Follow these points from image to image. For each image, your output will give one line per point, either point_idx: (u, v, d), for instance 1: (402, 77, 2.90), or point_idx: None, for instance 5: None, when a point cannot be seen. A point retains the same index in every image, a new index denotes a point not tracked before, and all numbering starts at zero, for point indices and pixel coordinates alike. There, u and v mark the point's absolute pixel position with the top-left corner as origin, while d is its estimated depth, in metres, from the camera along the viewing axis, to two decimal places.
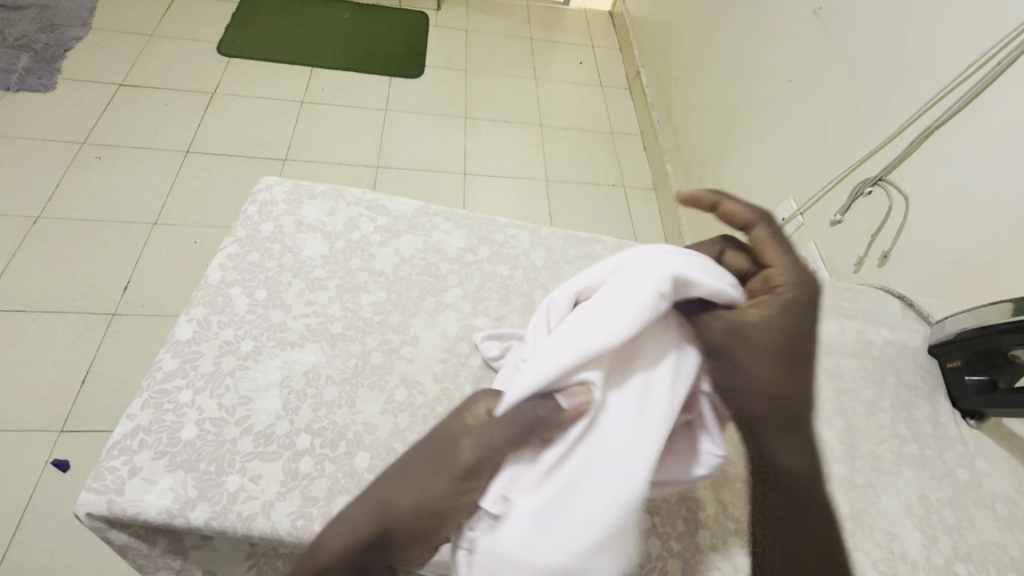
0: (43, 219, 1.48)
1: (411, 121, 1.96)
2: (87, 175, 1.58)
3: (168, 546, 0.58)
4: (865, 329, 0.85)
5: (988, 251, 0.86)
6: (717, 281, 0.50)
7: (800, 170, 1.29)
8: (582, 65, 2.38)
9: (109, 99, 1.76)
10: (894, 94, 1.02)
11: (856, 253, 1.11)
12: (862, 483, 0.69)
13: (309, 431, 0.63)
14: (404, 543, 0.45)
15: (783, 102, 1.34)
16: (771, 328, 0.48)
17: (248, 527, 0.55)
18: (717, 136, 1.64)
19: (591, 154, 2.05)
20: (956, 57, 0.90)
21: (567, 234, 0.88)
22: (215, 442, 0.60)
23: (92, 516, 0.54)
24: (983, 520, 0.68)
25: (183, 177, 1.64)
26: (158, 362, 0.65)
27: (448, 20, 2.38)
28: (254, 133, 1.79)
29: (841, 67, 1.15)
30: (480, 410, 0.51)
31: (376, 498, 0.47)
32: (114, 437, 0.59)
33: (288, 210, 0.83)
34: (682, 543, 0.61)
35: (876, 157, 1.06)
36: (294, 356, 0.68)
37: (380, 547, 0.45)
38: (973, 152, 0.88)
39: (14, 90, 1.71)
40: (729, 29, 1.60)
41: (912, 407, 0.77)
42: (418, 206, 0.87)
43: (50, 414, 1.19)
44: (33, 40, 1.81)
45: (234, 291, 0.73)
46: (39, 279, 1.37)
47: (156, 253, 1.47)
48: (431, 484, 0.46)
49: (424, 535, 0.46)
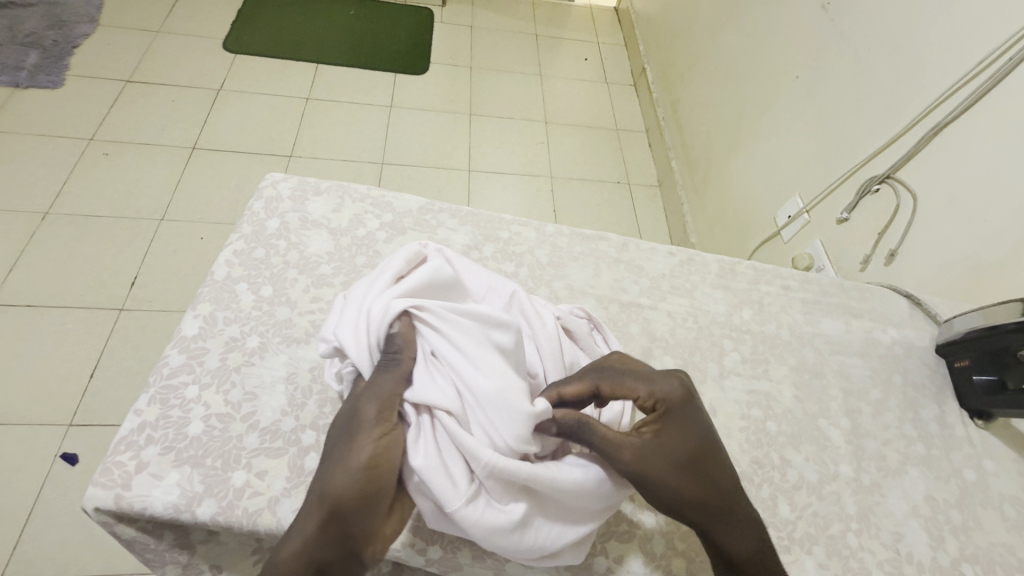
0: (51, 215, 1.48)
1: (415, 117, 1.95)
2: (95, 171, 1.59)
3: (175, 540, 0.58)
4: (872, 328, 0.85)
5: (997, 249, 0.85)
6: (406, 255, 0.67)
7: (808, 167, 1.27)
8: (587, 61, 2.37)
9: (117, 95, 1.77)
10: (904, 89, 1.01)
11: (863, 251, 1.10)
12: (868, 482, 0.69)
13: (315, 428, 0.63)
14: (359, 515, 0.49)
15: (790, 97, 1.33)
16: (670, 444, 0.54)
17: (254, 523, 0.56)
18: (724, 132, 1.63)
19: (596, 150, 2.04)
20: (967, 53, 0.89)
21: (572, 232, 0.88)
22: (221, 437, 0.60)
23: (100, 510, 0.55)
24: (990, 521, 0.67)
25: (190, 173, 1.64)
26: (165, 357, 0.65)
27: (453, 16, 2.38)
28: (260, 129, 1.80)
29: (850, 62, 1.14)
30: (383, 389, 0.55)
31: (311, 494, 0.50)
32: (121, 432, 0.59)
33: (293, 207, 0.83)
34: (686, 541, 0.62)
35: (885, 154, 1.05)
36: (300, 352, 0.69)
37: (338, 535, 0.48)
38: (981, 150, 0.87)
39: (23, 86, 1.72)
40: (738, 22, 1.58)
41: (920, 407, 0.77)
42: (423, 202, 0.87)
43: (60, 408, 1.20)
44: (42, 37, 1.82)
45: (240, 286, 0.73)
46: (49, 274, 1.38)
47: (164, 249, 1.48)
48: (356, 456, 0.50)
49: (372, 502, 0.50)
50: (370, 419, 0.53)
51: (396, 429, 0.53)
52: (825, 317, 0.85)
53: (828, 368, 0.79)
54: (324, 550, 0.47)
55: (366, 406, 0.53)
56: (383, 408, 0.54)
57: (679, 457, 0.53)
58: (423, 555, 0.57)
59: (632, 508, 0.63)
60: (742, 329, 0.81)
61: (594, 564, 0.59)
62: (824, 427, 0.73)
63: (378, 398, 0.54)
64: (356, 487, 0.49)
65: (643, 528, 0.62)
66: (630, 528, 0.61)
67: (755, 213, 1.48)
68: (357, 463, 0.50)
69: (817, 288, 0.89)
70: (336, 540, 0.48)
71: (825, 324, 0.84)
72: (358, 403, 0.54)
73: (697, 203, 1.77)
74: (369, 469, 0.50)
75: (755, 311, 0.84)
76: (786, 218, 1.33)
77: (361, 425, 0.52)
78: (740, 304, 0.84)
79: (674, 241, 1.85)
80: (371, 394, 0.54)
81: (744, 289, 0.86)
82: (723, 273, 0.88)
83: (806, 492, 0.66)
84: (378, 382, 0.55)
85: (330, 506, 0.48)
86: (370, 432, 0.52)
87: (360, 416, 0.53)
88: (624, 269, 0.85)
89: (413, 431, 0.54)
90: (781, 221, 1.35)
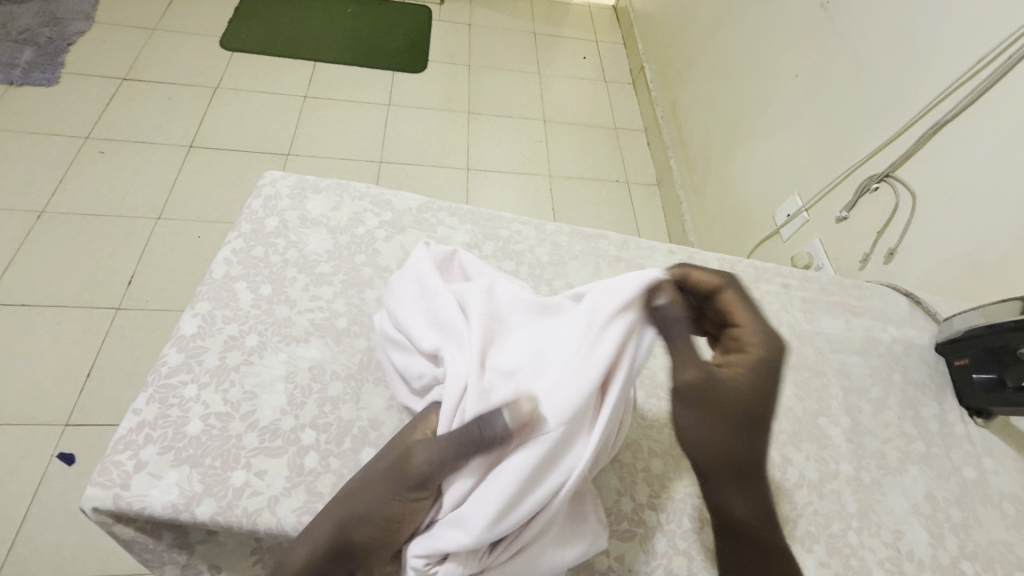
0: (47, 213, 1.48)
1: (412, 116, 1.95)
2: (91, 170, 1.58)
3: (173, 541, 0.58)
4: (872, 326, 0.85)
5: (996, 248, 0.85)
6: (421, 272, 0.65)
7: (807, 166, 1.27)
8: (586, 59, 2.37)
9: (112, 93, 1.76)
10: (903, 88, 1.01)
11: (862, 250, 1.10)
12: (868, 481, 0.69)
13: (314, 427, 0.63)
14: (368, 549, 0.48)
15: (790, 96, 1.33)
16: (743, 391, 0.50)
17: (253, 522, 0.55)
18: (723, 131, 1.63)
19: (595, 149, 2.04)
20: (967, 51, 0.89)
21: (572, 230, 0.88)
22: (220, 437, 0.60)
23: (98, 510, 0.54)
24: (989, 519, 0.67)
25: (187, 172, 1.63)
26: (164, 356, 0.65)
27: (451, 14, 2.37)
28: (257, 127, 1.79)
29: (850, 60, 1.14)
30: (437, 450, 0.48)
31: (339, 513, 0.49)
32: (119, 432, 0.59)
33: (292, 205, 0.82)
34: (687, 541, 0.61)
35: (883, 153, 1.05)
36: (299, 351, 0.68)
37: (345, 558, 0.48)
38: (980, 148, 0.87)
39: (18, 84, 1.70)
40: (737, 21, 1.57)
41: (919, 405, 0.77)
42: (423, 201, 0.87)
43: (56, 408, 1.19)
44: (36, 35, 1.81)
45: (239, 285, 0.73)
46: (45, 273, 1.37)
47: (161, 248, 1.47)
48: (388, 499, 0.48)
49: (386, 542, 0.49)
50: (416, 473, 0.48)
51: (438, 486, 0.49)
52: (825, 316, 0.85)
53: (828, 367, 0.79)
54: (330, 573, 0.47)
55: (419, 456, 0.48)
56: (436, 470, 0.48)
57: (747, 409, 0.49)
58: None
59: (633, 508, 0.63)
60: None
61: (595, 564, 0.59)
62: (824, 425, 0.73)
63: (432, 459, 0.48)
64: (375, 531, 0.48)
65: (645, 527, 0.62)
66: (631, 527, 0.61)
67: (754, 212, 1.48)
68: (389, 508, 0.48)
69: (817, 286, 0.89)
70: (342, 563, 0.48)
71: (825, 323, 0.84)
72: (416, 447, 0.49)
73: (696, 202, 1.77)
74: (389, 524, 0.48)
75: None
76: (785, 217, 1.33)
77: (405, 472, 0.49)
78: None
79: (673, 240, 1.85)
80: (428, 445, 0.49)
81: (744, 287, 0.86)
82: None
83: (807, 490, 0.66)
84: (435, 445, 0.48)
85: (347, 531, 0.48)
86: (410, 485, 0.48)
87: (410, 462, 0.49)
88: (624, 267, 0.85)
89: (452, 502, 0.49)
90: (780, 220, 1.35)
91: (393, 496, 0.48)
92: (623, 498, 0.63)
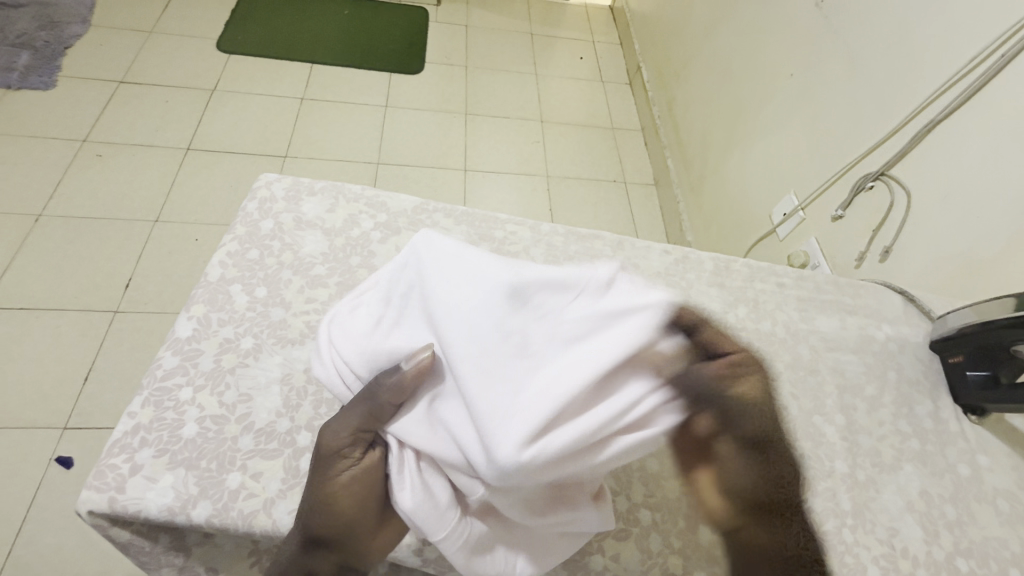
0: (44, 217, 1.48)
1: (410, 117, 1.95)
2: (88, 173, 1.58)
3: (170, 543, 0.58)
4: (867, 324, 0.85)
5: (990, 245, 0.85)
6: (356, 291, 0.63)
7: (802, 165, 1.28)
8: (583, 60, 2.37)
9: (109, 96, 1.76)
10: (897, 87, 1.01)
11: (858, 249, 1.10)
12: (863, 478, 0.69)
13: (310, 428, 0.63)
14: (336, 535, 0.51)
15: (785, 95, 1.33)
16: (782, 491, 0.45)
17: (249, 524, 0.56)
18: (720, 130, 1.63)
19: (593, 149, 2.04)
20: (961, 50, 0.89)
21: (567, 230, 0.88)
22: (216, 439, 0.60)
23: (94, 514, 0.54)
24: (983, 515, 0.68)
25: (185, 174, 1.64)
26: (159, 360, 0.65)
27: (448, 16, 2.37)
28: (255, 129, 1.79)
29: (845, 58, 1.14)
30: (343, 425, 0.52)
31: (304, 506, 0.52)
32: (115, 435, 0.59)
33: (287, 207, 0.83)
34: (682, 539, 0.61)
35: (878, 151, 1.05)
36: (295, 353, 0.68)
37: (324, 547, 0.51)
38: (974, 146, 0.88)
39: (15, 88, 1.71)
40: (734, 19, 1.58)
41: (914, 403, 0.77)
42: (418, 202, 0.87)
43: (55, 410, 1.19)
44: (33, 38, 1.81)
45: (234, 288, 0.73)
46: (43, 276, 1.37)
47: (159, 250, 1.47)
48: (328, 487, 0.51)
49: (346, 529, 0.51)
50: (333, 451, 0.51)
51: (371, 457, 0.51)
52: (820, 315, 0.85)
53: (823, 365, 0.79)
54: (310, 561, 0.51)
55: (328, 433, 0.52)
56: (352, 438, 0.51)
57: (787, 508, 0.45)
58: (420, 554, 0.57)
59: (628, 507, 0.63)
60: (738, 326, 0.81)
61: (590, 562, 0.59)
62: (819, 424, 0.73)
63: (337, 432, 0.51)
64: (321, 518, 0.51)
65: (639, 526, 0.62)
66: (626, 526, 0.62)
67: (750, 211, 1.48)
68: (326, 495, 0.51)
69: (813, 284, 0.88)
70: (321, 553, 0.51)
71: (820, 321, 0.84)
72: (327, 425, 0.53)
73: (692, 201, 1.77)
74: (325, 511, 0.51)
75: (750, 309, 0.84)
76: (781, 216, 1.33)
77: (327, 455, 0.52)
78: (735, 301, 0.84)
79: (670, 239, 1.85)
80: (340, 419, 0.52)
81: (739, 287, 0.86)
82: (718, 271, 0.88)
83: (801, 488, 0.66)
84: (342, 421, 0.52)
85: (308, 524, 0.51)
86: (336, 467, 0.51)
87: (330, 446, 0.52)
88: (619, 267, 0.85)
89: (395, 462, 0.50)
90: (776, 219, 1.36)
91: (325, 479, 0.51)
92: (617, 497, 0.63)
